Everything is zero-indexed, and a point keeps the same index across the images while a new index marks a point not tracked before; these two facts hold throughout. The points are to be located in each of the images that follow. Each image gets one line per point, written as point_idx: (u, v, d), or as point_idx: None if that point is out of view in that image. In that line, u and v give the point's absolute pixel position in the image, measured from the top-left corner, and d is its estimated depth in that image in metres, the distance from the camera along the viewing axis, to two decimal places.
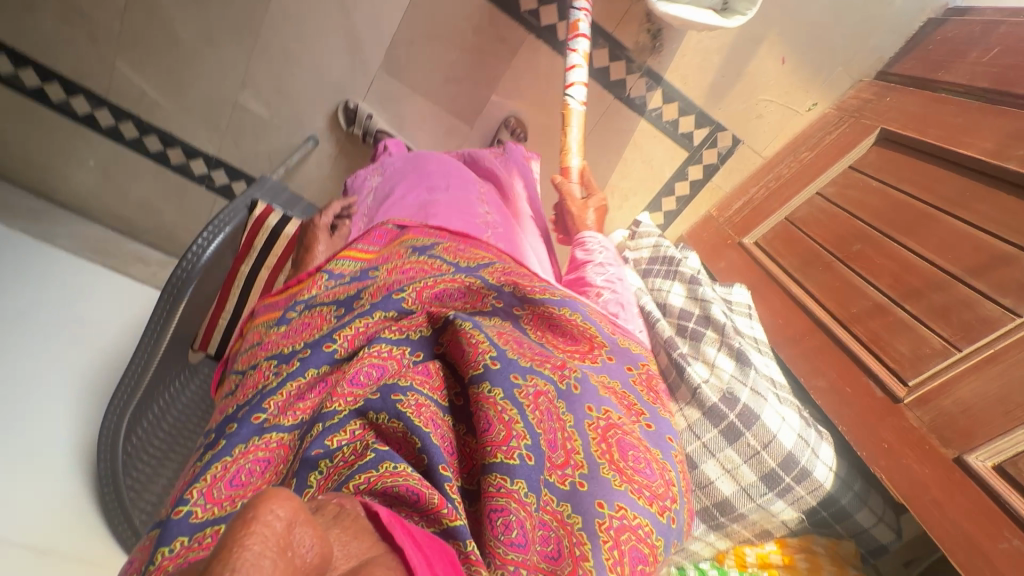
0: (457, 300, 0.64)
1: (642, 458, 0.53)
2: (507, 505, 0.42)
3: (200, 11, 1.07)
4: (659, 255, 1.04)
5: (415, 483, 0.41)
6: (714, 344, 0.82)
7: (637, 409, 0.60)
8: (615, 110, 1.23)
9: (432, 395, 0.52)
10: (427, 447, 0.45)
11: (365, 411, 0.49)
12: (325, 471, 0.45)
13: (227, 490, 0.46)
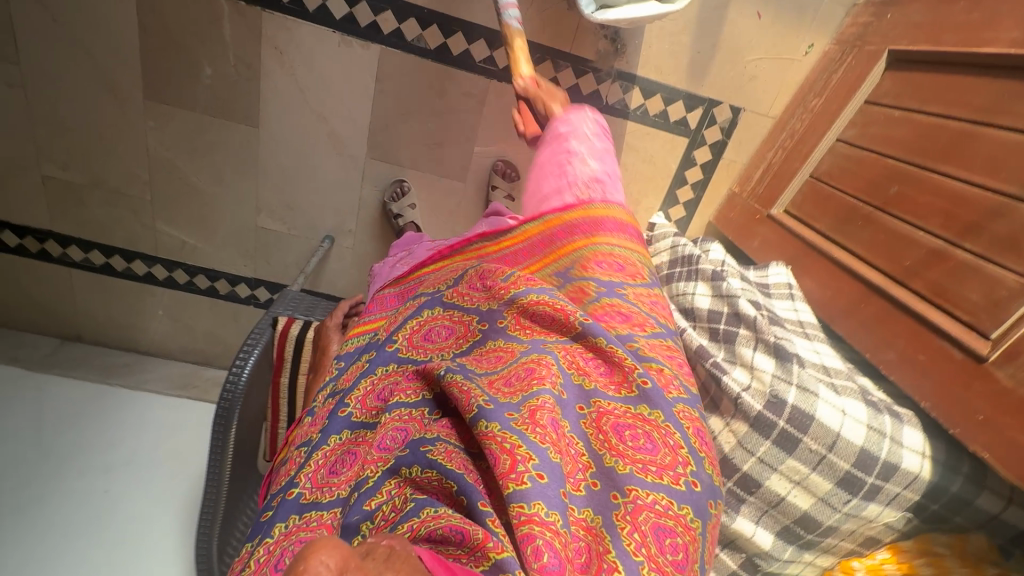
0: (453, 337, 0.64)
1: (641, 433, 0.52)
2: (535, 531, 0.42)
3: (207, 160, 1.20)
4: (679, 255, 0.98)
5: (456, 522, 0.45)
6: (749, 343, 0.74)
7: (629, 369, 0.56)
8: None
9: (455, 441, 0.52)
10: (463, 489, 0.48)
11: (398, 469, 0.52)
12: (371, 529, 0.49)
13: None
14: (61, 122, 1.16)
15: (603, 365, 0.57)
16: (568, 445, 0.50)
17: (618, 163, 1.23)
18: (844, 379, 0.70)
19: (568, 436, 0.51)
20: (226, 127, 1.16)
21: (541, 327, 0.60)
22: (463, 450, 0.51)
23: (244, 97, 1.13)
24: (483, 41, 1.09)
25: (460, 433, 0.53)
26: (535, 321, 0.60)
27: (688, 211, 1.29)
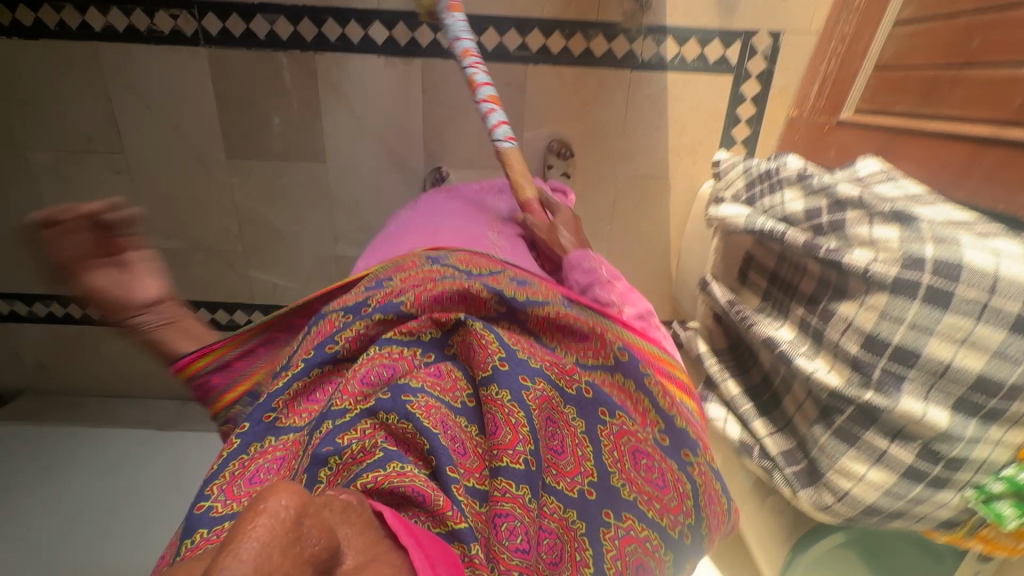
0: (461, 302, 0.57)
1: (656, 467, 0.54)
2: (512, 510, 0.43)
3: (286, 202, 1.31)
4: (757, 175, 0.96)
5: (420, 484, 0.42)
6: (863, 220, 0.70)
7: (650, 413, 0.58)
8: (638, 81, 1.20)
9: (443, 397, 0.50)
10: (435, 450, 0.45)
11: (376, 411, 0.48)
12: (335, 467, 0.45)
13: (246, 487, 0.45)
14: (161, 197, 1.31)
15: (628, 398, 0.59)
16: (578, 446, 0.52)
17: (666, 116, 1.23)
18: (984, 226, 0.63)
19: (579, 435, 0.53)
20: (297, 168, 1.27)
21: (571, 340, 0.61)
22: (445, 405, 0.49)
23: (310, 136, 1.24)
24: (514, 30, 1.15)
25: (457, 392, 0.52)
26: (562, 334, 0.61)
27: (747, 148, 1.27)
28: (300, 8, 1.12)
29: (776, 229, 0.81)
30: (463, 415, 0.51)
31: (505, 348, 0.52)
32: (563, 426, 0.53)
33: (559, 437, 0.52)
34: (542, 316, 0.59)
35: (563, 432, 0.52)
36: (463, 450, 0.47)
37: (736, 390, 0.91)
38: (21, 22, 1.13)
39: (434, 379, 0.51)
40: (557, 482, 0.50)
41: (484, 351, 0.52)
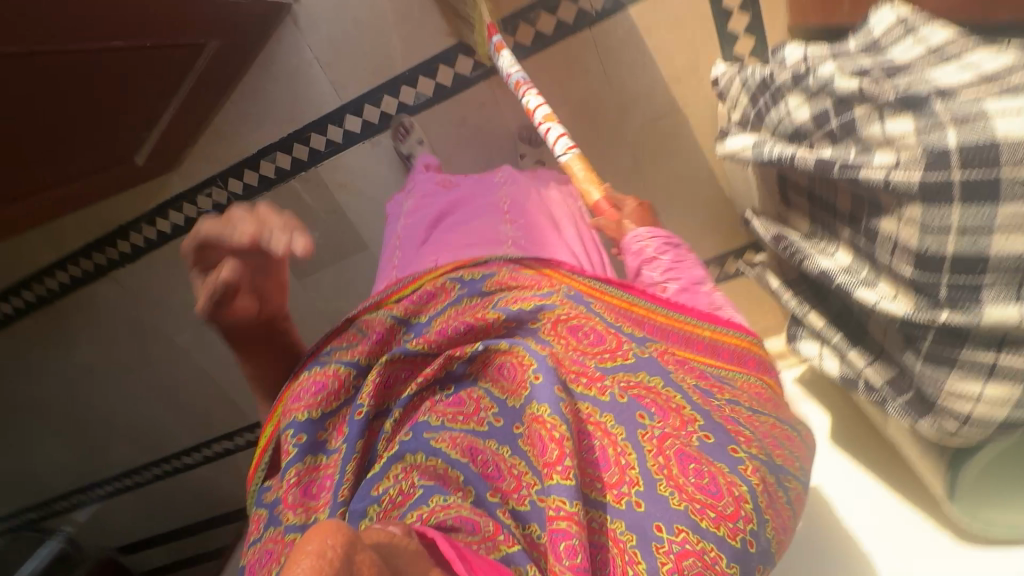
0: (471, 332, 0.77)
1: (705, 472, 0.56)
2: (569, 527, 0.53)
3: (355, 293, 1.48)
4: (756, 87, 0.84)
5: (467, 515, 0.58)
6: (872, 116, 0.60)
7: (689, 418, 0.61)
8: (602, 34, 1.11)
9: (466, 425, 0.70)
10: (468, 480, 0.64)
11: (404, 455, 0.68)
12: (376, 514, 0.62)
13: (302, 498, 0.68)
14: None
15: (660, 407, 0.63)
16: (620, 455, 0.60)
17: (648, 50, 1.12)
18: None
19: (621, 443, 0.61)
20: (350, 263, 1.42)
21: (585, 342, 0.73)
22: (469, 432, 0.69)
23: (346, 234, 1.38)
24: (461, 56, 1.14)
25: (480, 414, 0.71)
26: (575, 334, 0.74)
27: (756, 36, 1.10)
28: (287, 137, 1.24)
29: (787, 152, 0.72)
30: (493, 436, 0.69)
31: (538, 362, 0.68)
32: (603, 435, 0.63)
33: (600, 450, 0.62)
34: (554, 320, 0.75)
35: (605, 447, 0.62)
36: (496, 471, 0.65)
37: (821, 322, 0.83)
38: (123, 250, 1.42)
39: (455, 410, 0.72)
40: (604, 497, 0.59)
41: (525, 370, 0.69)
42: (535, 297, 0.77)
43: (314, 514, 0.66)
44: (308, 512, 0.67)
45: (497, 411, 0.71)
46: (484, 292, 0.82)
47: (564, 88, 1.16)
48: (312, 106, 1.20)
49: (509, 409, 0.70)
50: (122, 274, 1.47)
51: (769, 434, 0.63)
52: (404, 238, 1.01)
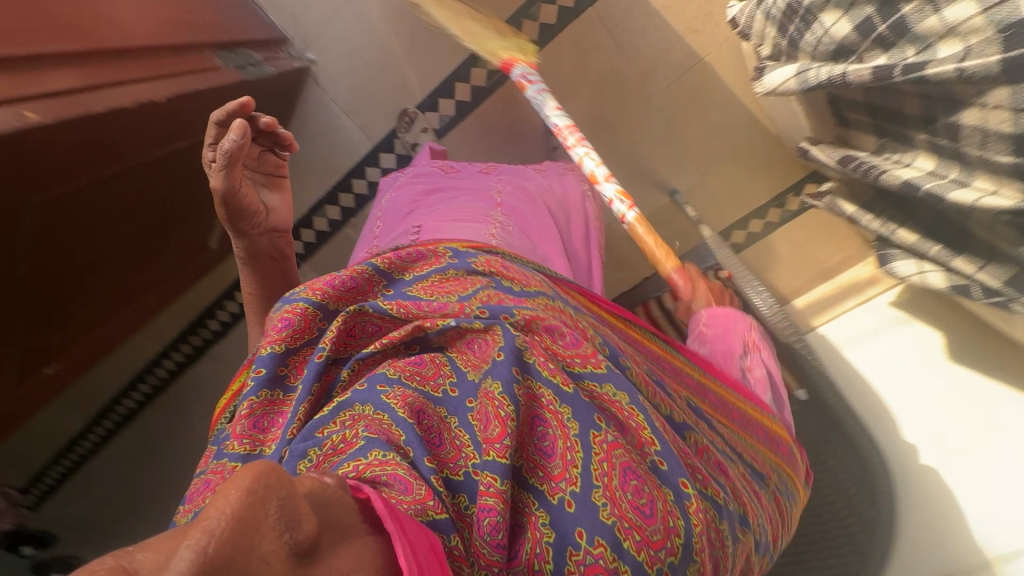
0: (443, 311, 0.68)
1: (647, 495, 0.54)
2: (495, 504, 0.49)
3: None
4: (782, 14, 0.80)
5: (401, 473, 0.48)
6: (927, 10, 0.56)
7: (646, 441, 0.59)
8: (605, 8, 1.10)
9: (419, 385, 0.59)
10: (410, 440, 0.52)
11: (350, 405, 0.58)
12: (314, 458, 0.53)
13: (251, 429, 0.60)
14: None
15: (620, 421, 0.61)
16: (568, 449, 0.55)
17: (654, 11, 1.10)
18: None
19: (572, 438, 0.56)
20: None
21: (558, 342, 0.65)
22: (423, 394, 0.58)
23: None
24: (475, 68, 1.16)
25: (437, 379, 0.61)
26: (550, 334, 0.66)
27: None
28: (330, 189, 1.29)
29: (835, 73, 0.69)
30: (443, 404, 0.58)
31: (505, 338, 0.62)
32: (556, 426, 0.57)
33: (550, 439, 0.56)
34: (528, 318, 0.65)
35: (554, 434, 0.56)
36: (438, 439, 0.55)
37: (913, 237, 0.77)
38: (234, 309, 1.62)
39: (414, 368, 0.62)
40: (541, 485, 0.54)
41: (494, 346, 0.63)
42: (522, 284, 0.73)
43: (259, 446, 0.59)
44: (255, 445, 0.59)
45: (455, 381, 0.61)
46: (473, 270, 0.76)
47: (581, 71, 1.17)
48: (346, 155, 1.26)
49: (466, 382, 0.61)
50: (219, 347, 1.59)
51: (724, 478, 0.65)
52: (390, 214, 1.03)
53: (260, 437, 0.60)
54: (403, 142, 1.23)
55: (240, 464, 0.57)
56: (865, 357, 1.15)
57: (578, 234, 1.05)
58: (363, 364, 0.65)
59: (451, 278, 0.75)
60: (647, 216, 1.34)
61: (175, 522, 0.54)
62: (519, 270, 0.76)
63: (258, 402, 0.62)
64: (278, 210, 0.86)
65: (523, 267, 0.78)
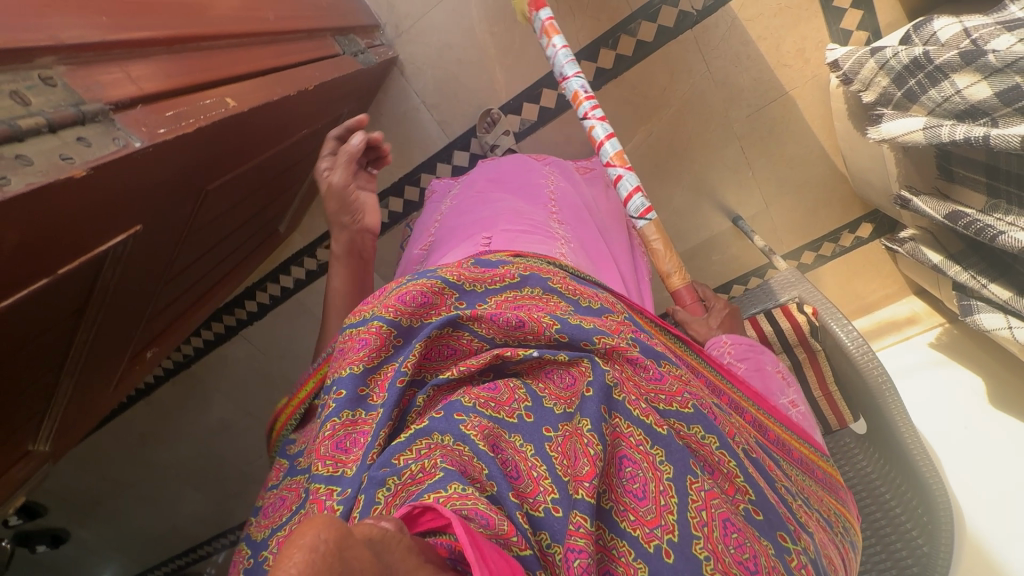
0: (521, 330, 0.61)
1: (748, 549, 0.50)
2: (586, 546, 0.45)
3: None
4: (904, 67, 0.83)
5: (482, 508, 0.44)
6: None
7: (740, 488, 0.56)
8: (704, 33, 1.12)
9: (499, 413, 0.55)
10: (493, 475, 0.49)
11: (431, 432, 0.53)
12: (392, 488, 0.49)
13: (332, 449, 0.54)
14: None
15: (708, 465, 0.57)
16: (662, 493, 0.51)
17: (750, 42, 1.13)
18: None
19: (666, 481, 0.52)
20: None
21: (642, 376, 0.61)
22: (499, 424, 0.54)
23: None
24: None
25: (513, 404, 0.56)
26: (632, 366, 0.61)
27: (863, 7, 1.08)
28: (398, 181, 1.26)
29: (967, 132, 0.72)
30: (518, 432, 0.54)
31: (596, 373, 0.58)
32: (648, 469, 0.53)
33: (642, 481, 0.52)
34: (609, 346, 0.61)
35: (645, 475, 0.52)
36: (517, 470, 0.51)
37: (1007, 294, 0.80)
38: (251, 310, 1.47)
39: (490, 395, 0.57)
40: (634, 530, 0.49)
41: (583, 381, 0.58)
42: (602, 299, 0.68)
43: (344, 467, 0.53)
44: (337, 466, 0.53)
45: (532, 408, 0.56)
46: (551, 289, 0.67)
47: (670, 90, 1.18)
48: (420, 148, 1.23)
49: (546, 412, 0.56)
50: (251, 332, 1.51)
51: (807, 516, 0.60)
52: (447, 229, 0.90)
53: (337, 462, 0.54)
54: (481, 140, 1.19)
55: (331, 487, 0.52)
56: (907, 389, 1.22)
57: (622, 248, 0.94)
58: (435, 391, 0.59)
59: (534, 301, 0.66)
60: (707, 239, 1.35)
61: (262, 534, 0.56)
62: (582, 284, 0.69)
63: (337, 422, 0.55)
64: (367, 212, 0.80)
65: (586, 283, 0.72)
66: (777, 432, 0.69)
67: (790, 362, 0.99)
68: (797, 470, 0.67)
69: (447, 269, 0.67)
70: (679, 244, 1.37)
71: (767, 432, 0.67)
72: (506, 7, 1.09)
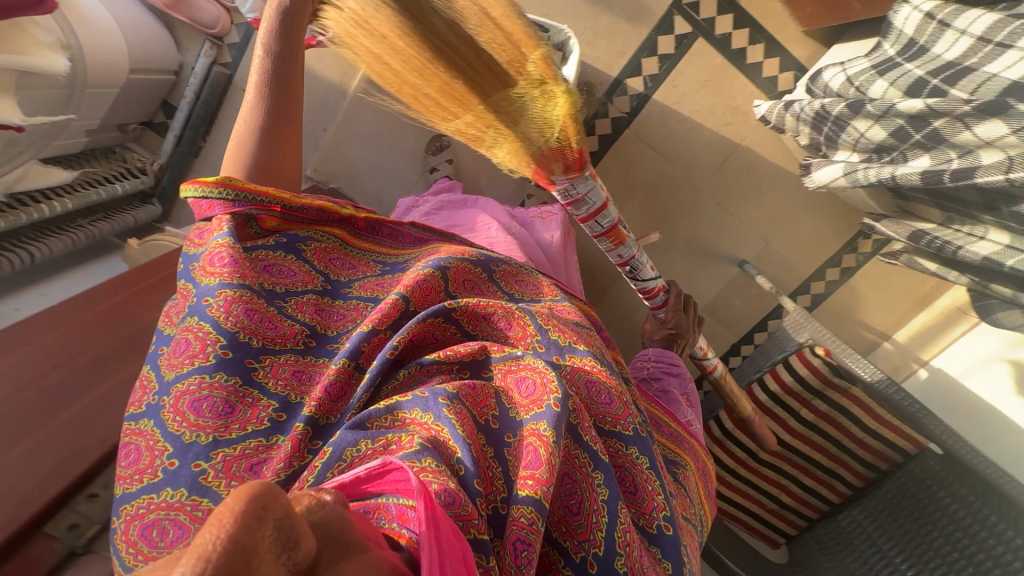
0: (509, 333, 0.77)
1: (647, 562, 0.59)
2: (534, 540, 0.52)
3: None
4: (812, 118, 0.88)
5: (450, 488, 0.51)
6: (956, 127, 0.63)
7: (656, 506, 0.65)
8: (641, 126, 1.25)
9: (471, 406, 0.64)
10: (463, 459, 0.56)
11: (394, 410, 0.63)
12: (361, 450, 0.59)
13: (324, 391, 0.65)
14: None
15: (632, 482, 0.66)
16: (594, 513, 0.58)
17: (684, 116, 1.23)
18: None
19: (599, 501, 0.59)
20: None
21: (599, 400, 0.71)
22: (473, 419, 0.63)
23: None
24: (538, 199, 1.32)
25: (486, 411, 0.66)
26: (589, 389, 0.72)
27: (777, 53, 1.15)
28: None
29: (882, 172, 0.76)
30: (488, 440, 0.63)
31: (562, 389, 0.64)
32: (586, 488, 0.60)
33: (579, 497, 0.59)
34: (573, 369, 0.73)
35: (581, 492, 0.60)
36: (474, 439, 0.59)
37: (1010, 291, 0.78)
38: None
39: (472, 393, 0.66)
40: (565, 542, 0.58)
41: (547, 391, 0.65)
42: (573, 322, 0.83)
43: (338, 414, 0.65)
44: (333, 415, 0.65)
45: (500, 416, 0.66)
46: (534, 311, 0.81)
47: (632, 181, 1.31)
48: None
49: (510, 420, 0.66)
50: None
51: (691, 537, 0.69)
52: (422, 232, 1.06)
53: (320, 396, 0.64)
54: (426, 160, 1.25)
55: (299, 427, 0.61)
56: (988, 386, 1.12)
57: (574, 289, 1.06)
58: (417, 369, 0.71)
59: (515, 316, 0.78)
60: (722, 289, 1.39)
61: (191, 436, 0.58)
62: (572, 322, 0.82)
63: (333, 371, 0.67)
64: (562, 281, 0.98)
65: (576, 322, 0.84)
66: (688, 462, 0.79)
67: (828, 405, 1.00)
68: (704, 505, 0.77)
69: (454, 266, 0.83)
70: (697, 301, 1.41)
71: (683, 466, 0.77)
72: (469, 170, 1.27)
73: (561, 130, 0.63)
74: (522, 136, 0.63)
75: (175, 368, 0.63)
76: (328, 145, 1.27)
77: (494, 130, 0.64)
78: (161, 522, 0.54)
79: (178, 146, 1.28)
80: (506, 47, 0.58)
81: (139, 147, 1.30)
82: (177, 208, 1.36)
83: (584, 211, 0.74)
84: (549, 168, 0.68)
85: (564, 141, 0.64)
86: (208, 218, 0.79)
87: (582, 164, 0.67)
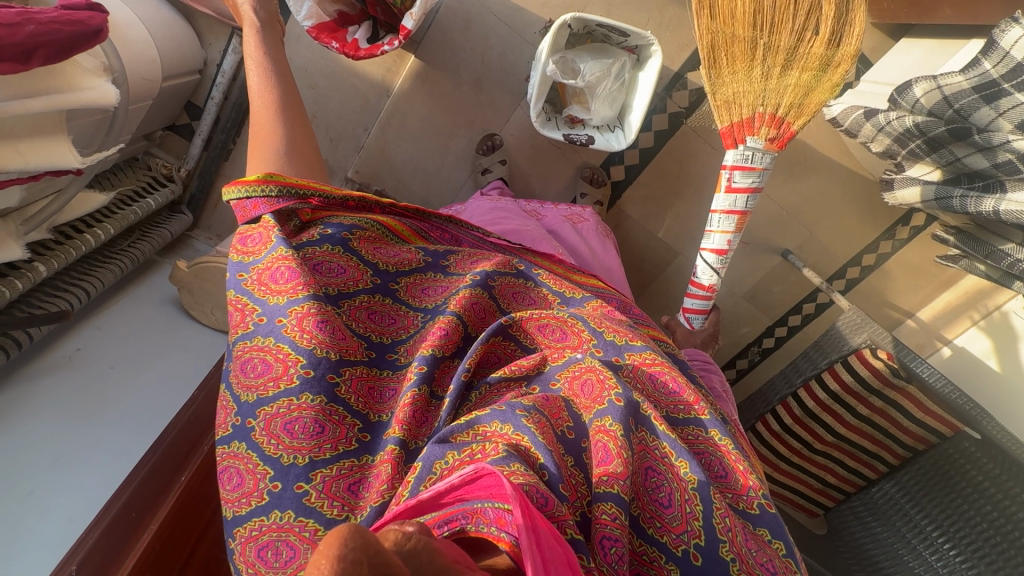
0: (562, 338, 0.71)
1: (759, 549, 0.55)
2: (620, 535, 0.49)
3: None
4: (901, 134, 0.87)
5: (541, 488, 0.48)
6: None
7: (752, 486, 0.59)
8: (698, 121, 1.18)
9: (533, 406, 0.60)
10: (547, 463, 0.52)
11: (474, 424, 0.58)
12: (448, 463, 0.54)
13: (407, 425, 0.59)
14: None
15: (720, 466, 0.61)
16: (686, 501, 0.55)
17: None
18: None
19: (689, 489, 0.56)
20: None
21: (662, 392, 0.67)
22: (545, 416, 0.59)
23: None
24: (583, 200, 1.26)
25: (562, 418, 0.61)
26: (653, 382, 0.67)
27: None
28: None
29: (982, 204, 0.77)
30: (566, 446, 0.58)
31: (621, 385, 0.61)
32: (673, 478, 0.57)
33: (667, 489, 0.56)
34: (636, 363, 0.68)
35: (669, 485, 0.57)
36: (556, 448, 0.55)
37: None
38: None
39: (548, 406, 0.61)
40: (662, 536, 0.54)
41: (608, 389, 0.62)
42: (627, 322, 0.76)
43: (420, 440, 0.59)
44: (417, 440, 0.59)
45: (573, 425, 0.61)
46: (586, 309, 0.76)
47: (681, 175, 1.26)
48: None
49: (583, 424, 0.61)
50: None
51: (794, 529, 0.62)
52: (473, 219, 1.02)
53: (403, 422, 0.59)
54: (477, 162, 1.18)
55: (366, 458, 0.58)
56: None
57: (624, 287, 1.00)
58: (484, 386, 0.66)
59: (565, 322, 0.72)
60: (762, 278, 1.43)
61: (290, 458, 0.56)
62: (620, 325, 0.73)
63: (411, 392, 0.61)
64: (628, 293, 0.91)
65: (637, 326, 0.78)
66: None
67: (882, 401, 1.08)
68: None
69: (502, 280, 0.76)
70: (738, 288, 1.45)
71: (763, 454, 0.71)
72: (521, 169, 1.22)
73: (802, 102, 0.86)
74: (771, 78, 0.87)
75: (241, 387, 0.61)
76: (372, 145, 1.21)
77: (749, 72, 0.88)
78: (275, 543, 0.53)
79: (206, 151, 1.19)
80: (838, 14, 0.84)
81: (163, 151, 1.21)
82: (206, 215, 1.28)
83: (740, 181, 0.89)
84: (755, 125, 0.88)
85: (791, 115, 0.87)
86: (251, 221, 0.72)
87: (782, 141, 0.87)
